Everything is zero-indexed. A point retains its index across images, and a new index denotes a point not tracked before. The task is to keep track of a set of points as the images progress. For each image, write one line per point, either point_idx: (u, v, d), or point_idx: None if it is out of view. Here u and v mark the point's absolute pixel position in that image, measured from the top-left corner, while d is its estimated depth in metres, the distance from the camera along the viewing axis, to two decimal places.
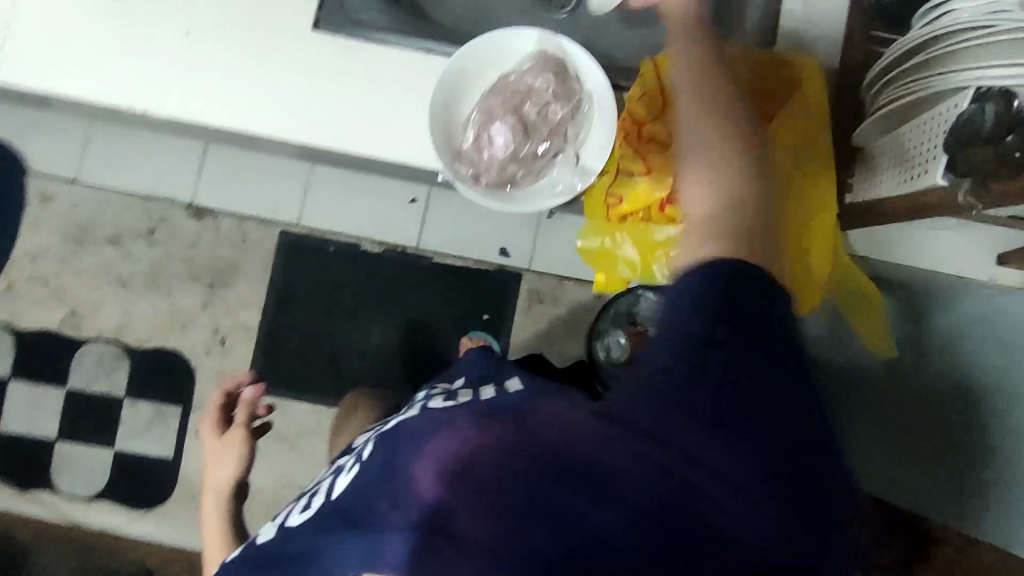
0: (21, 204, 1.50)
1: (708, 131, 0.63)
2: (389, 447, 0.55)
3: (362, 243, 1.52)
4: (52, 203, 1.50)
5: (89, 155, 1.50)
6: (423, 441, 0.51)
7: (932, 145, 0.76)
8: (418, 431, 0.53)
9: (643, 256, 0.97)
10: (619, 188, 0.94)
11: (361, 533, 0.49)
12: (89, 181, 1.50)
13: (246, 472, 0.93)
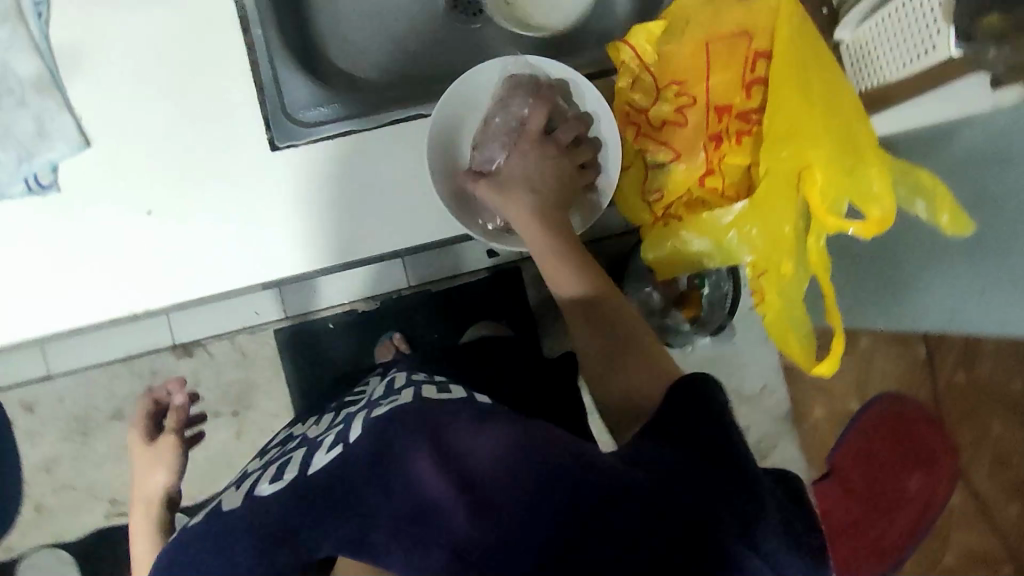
0: (8, 423, 1.42)
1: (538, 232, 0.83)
2: (367, 434, 0.64)
3: (356, 306, 1.47)
4: (38, 408, 1.41)
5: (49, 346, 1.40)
6: (403, 427, 0.62)
7: (930, 28, 0.82)
8: (393, 422, 0.63)
9: (716, 240, 0.93)
10: (654, 181, 0.99)
11: (359, 523, 0.57)
12: (63, 369, 1.41)
13: (173, 482, 1.05)
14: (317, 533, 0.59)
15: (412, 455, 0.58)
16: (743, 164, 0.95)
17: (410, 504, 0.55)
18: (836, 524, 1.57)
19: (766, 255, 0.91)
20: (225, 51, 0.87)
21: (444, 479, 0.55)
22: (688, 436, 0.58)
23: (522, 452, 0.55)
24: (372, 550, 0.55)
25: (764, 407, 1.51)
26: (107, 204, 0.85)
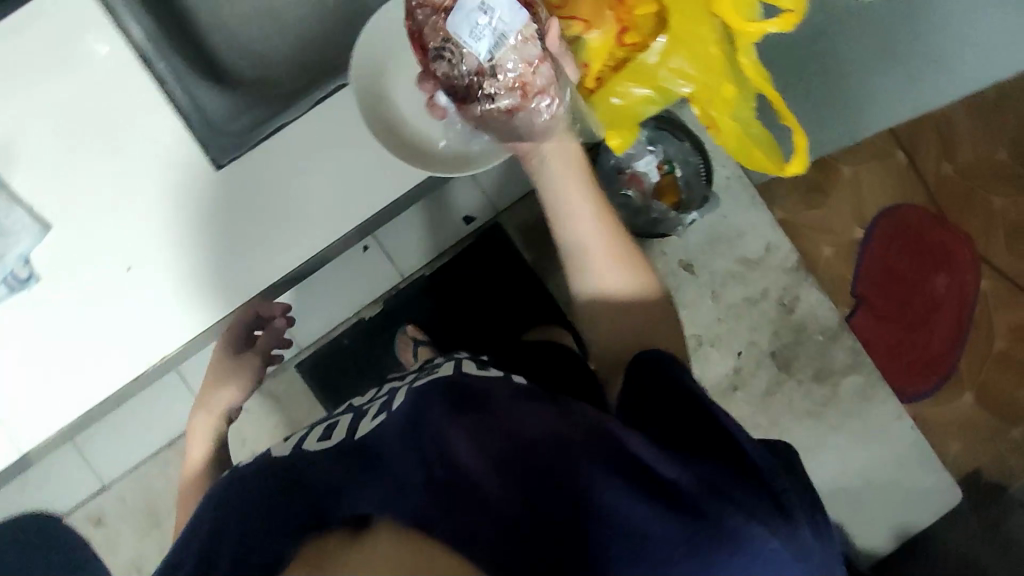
0: (83, 543, 1.45)
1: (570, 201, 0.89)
2: (409, 401, 0.75)
3: (363, 314, 1.50)
4: (106, 515, 1.44)
5: (95, 458, 1.43)
6: (440, 399, 0.73)
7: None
8: (433, 392, 0.75)
9: (650, 84, 0.98)
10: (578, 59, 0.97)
11: (379, 484, 0.65)
12: (114, 477, 1.44)
13: (246, 397, 1.17)
14: (350, 488, 0.66)
15: (449, 422, 0.69)
16: (651, 13, 0.96)
17: (440, 466, 0.64)
18: (883, 349, 1.57)
19: (704, 84, 0.98)
20: (138, 93, 0.86)
21: (476, 447, 0.65)
22: (667, 401, 0.72)
23: (545, 423, 0.68)
24: (403, 502, 0.62)
25: (776, 265, 1.52)
26: (83, 279, 0.86)
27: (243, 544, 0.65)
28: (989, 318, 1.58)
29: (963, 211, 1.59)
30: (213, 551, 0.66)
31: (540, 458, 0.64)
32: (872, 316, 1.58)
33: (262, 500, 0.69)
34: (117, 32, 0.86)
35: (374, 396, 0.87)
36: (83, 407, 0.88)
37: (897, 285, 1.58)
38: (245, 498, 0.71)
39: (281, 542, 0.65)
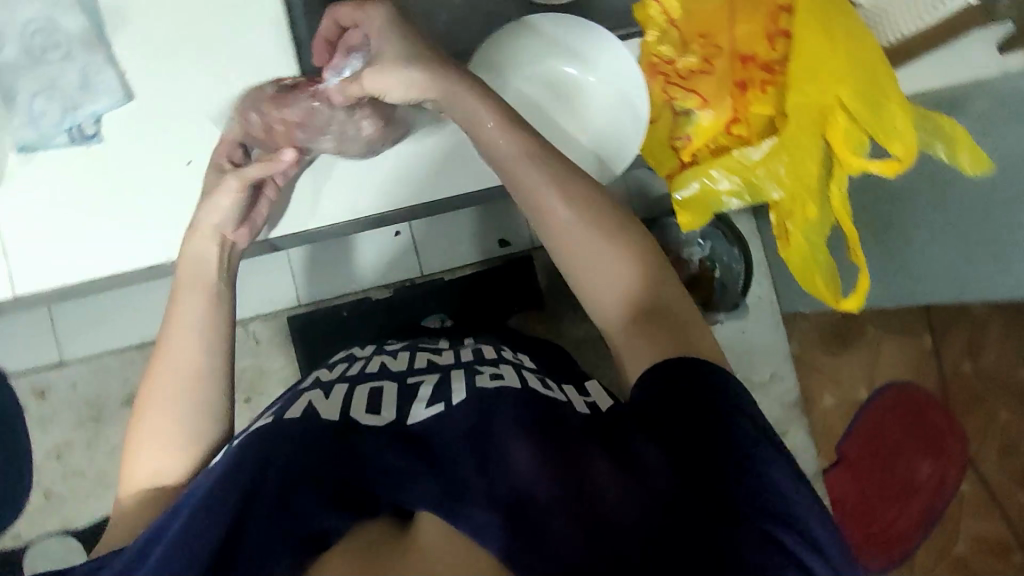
0: (18, 410, 1.24)
1: (543, 203, 0.65)
2: (475, 404, 0.55)
3: (370, 293, 1.27)
4: (49, 394, 1.24)
5: (62, 330, 1.23)
6: (511, 412, 0.54)
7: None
8: (507, 400, 0.55)
9: None
10: (680, 130, 0.73)
11: (436, 474, 0.50)
12: (78, 355, 1.25)
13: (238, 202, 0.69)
14: (400, 475, 0.51)
15: (514, 433, 0.52)
16: (770, 114, 0.69)
17: (505, 489, 0.48)
18: (850, 505, 1.54)
19: (814, 104, 0.62)
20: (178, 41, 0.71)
21: (543, 464, 0.49)
22: (717, 441, 0.50)
23: (613, 458, 0.51)
24: (463, 513, 0.47)
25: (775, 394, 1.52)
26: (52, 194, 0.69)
27: (279, 498, 0.51)
28: (958, 520, 1.55)
29: (969, 409, 1.55)
30: (236, 512, 0.50)
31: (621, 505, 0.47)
32: (851, 472, 1.55)
33: (290, 464, 0.53)
34: None
35: (424, 369, 0.65)
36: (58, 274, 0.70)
37: (878, 441, 1.56)
38: (274, 452, 0.54)
39: (325, 514, 0.50)
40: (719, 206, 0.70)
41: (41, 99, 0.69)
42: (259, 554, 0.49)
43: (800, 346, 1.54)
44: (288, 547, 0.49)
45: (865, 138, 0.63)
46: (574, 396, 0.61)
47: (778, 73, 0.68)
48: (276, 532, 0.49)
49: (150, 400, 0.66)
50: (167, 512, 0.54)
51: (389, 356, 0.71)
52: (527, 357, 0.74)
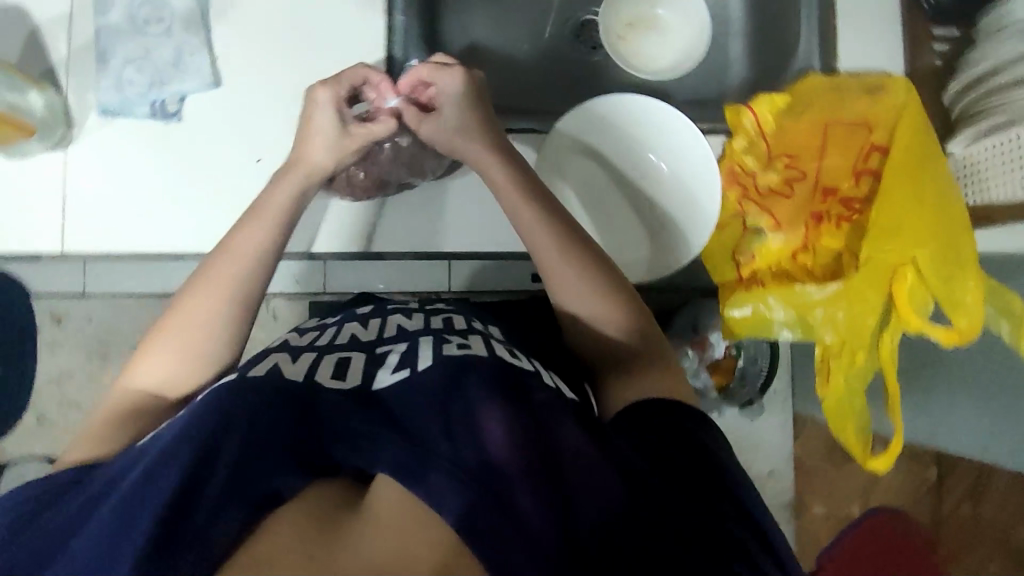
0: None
1: (526, 220, 0.60)
2: (443, 367, 0.45)
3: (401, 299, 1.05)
4: None
5: None
6: (487, 380, 0.44)
7: (1019, 164, 0.62)
8: (480, 371, 0.45)
9: None
10: (746, 246, 0.71)
11: (397, 430, 0.39)
12: None
13: (334, 140, 0.63)
14: (364, 436, 0.39)
15: (495, 402, 0.42)
16: (838, 251, 0.68)
17: (475, 456, 0.38)
18: None
19: (889, 258, 0.61)
20: (282, 45, 0.72)
21: (530, 446, 0.39)
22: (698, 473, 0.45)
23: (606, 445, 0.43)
24: (422, 472, 0.36)
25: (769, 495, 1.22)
26: (126, 154, 0.70)
27: (230, 458, 0.39)
28: None
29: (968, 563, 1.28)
30: (187, 470, 0.38)
31: (610, 497, 0.38)
32: None
33: (244, 419, 0.41)
34: None
35: (393, 337, 0.53)
36: (111, 232, 0.70)
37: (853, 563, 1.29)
38: (226, 405, 0.41)
39: (280, 471, 0.38)
40: (767, 335, 0.65)
41: (132, 68, 0.70)
42: (199, 518, 0.37)
43: (800, 450, 1.23)
44: (240, 503, 0.37)
45: (930, 299, 0.61)
46: (541, 367, 0.52)
47: (856, 211, 0.67)
48: (223, 498, 0.37)
49: (189, 304, 0.55)
50: (132, 460, 0.42)
51: (355, 322, 0.58)
52: (499, 330, 0.62)
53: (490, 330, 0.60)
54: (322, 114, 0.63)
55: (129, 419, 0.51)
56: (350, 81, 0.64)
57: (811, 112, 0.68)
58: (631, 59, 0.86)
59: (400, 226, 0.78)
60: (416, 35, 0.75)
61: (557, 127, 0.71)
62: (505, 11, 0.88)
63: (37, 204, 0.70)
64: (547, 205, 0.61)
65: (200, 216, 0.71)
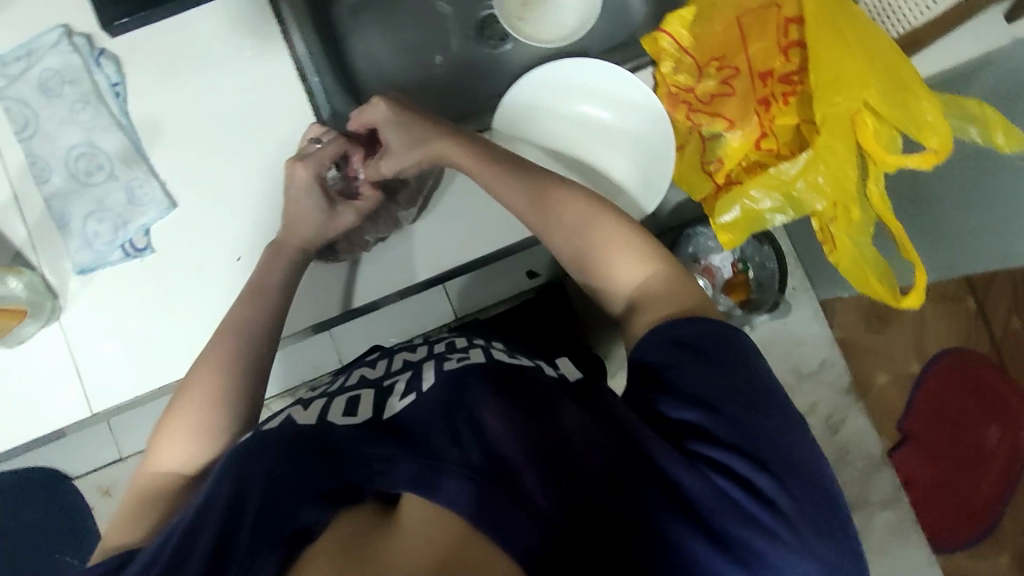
0: (86, 510, 1.23)
1: (499, 184, 0.65)
2: (442, 384, 0.52)
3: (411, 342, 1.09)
4: (114, 489, 1.21)
5: (118, 429, 1.20)
6: (482, 386, 0.51)
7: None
8: (475, 378, 0.52)
9: None
10: (711, 154, 0.74)
11: (415, 449, 0.45)
12: (136, 451, 1.20)
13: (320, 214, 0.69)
14: (382, 460, 0.45)
15: (488, 401, 0.49)
16: (796, 125, 0.70)
17: (475, 453, 0.44)
18: (924, 482, 1.26)
19: (842, 110, 0.63)
20: (216, 146, 0.74)
21: (519, 432, 0.46)
22: (677, 392, 0.50)
23: (584, 411, 0.49)
24: (434, 482, 0.43)
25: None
26: (113, 302, 0.72)
27: (264, 501, 0.46)
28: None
29: None
30: (218, 529, 0.45)
31: (587, 454, 0.45)
32: (920, 449, 1.26)
33: (276, 466, 0.47)
34: (277, 38, 0.76)
35: (398, 369, 0.60)
36: (128, 377, 0.72)
37: (942, 415, 1.23)
38: (258, 458, 0.48)
39: (307, 508, 0.47)
40: (764, 224, 0.67)
41: (93, 221, 0.72)
42: (248, 554, 0.45)
43: (840, 331, 1.30)
44: (269, 551, 0.46)
45: (896, 133, 0.63)
46: (538, 361, 0.60)
47: (798, 83, 0.69)
48: (256, 539, 0.45)
49: (190, 390, 0.60)
50: (177, 526, 0.47)
51: (366, 367, 0.65)
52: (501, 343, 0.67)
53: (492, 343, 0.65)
54: (297, 193, 0.69)
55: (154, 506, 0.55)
56: (330, 155, 0.70)
57: (717, 18, 0.71)
58: (538, 35, 0.89)
59: (373, 274, 0.74)
60: (337, 92, 0.77)
61: (526, 82, 0.73)
62: (408, 40, 0.91)
63: (54, 381, 0.71)
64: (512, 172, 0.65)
65: (203, 330, 0.72)
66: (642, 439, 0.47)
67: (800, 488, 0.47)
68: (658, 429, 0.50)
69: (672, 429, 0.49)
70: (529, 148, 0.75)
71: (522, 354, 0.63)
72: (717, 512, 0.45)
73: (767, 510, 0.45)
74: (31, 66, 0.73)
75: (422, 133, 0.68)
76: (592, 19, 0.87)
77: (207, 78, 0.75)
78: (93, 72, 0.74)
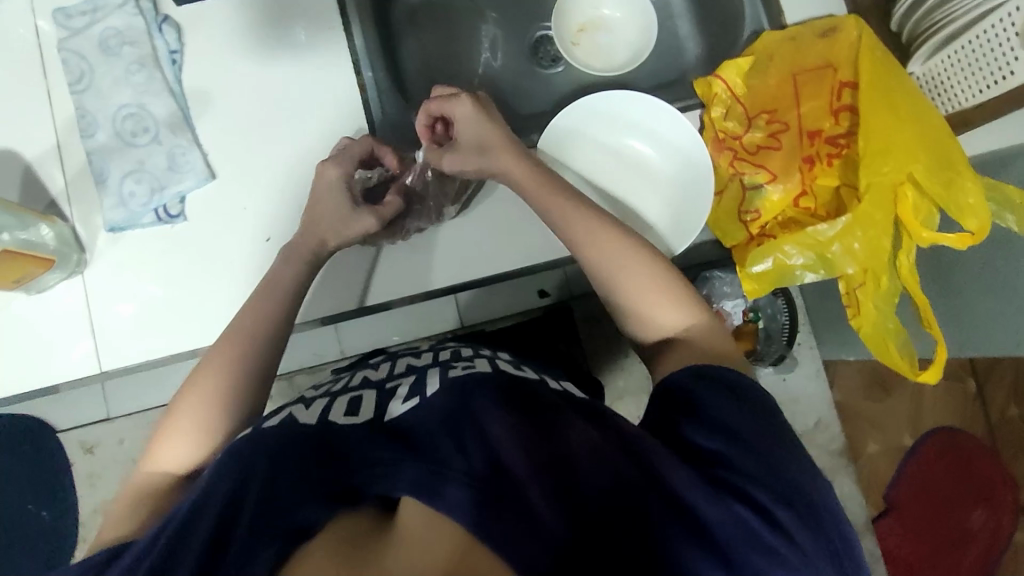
0: (67, 465, 1.22)
1: (541, 193, 0.66)
2: (449, 392, 0.50)
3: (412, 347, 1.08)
4: (98, 449, 1.20)
5: (113, 390, 1.19)
6: (489, 398, 0.48)
7: (980, 66, 0.65)
8: (482, 390, 0.49)
9: None
10: (749, 204, 0.75)
11: (420, 456, 0.43)
12: (126, 414, 1.20)
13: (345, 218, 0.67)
14: (386, 464, 0.43)
15: (496, 415, 0.46)
16: (836, 187, 0.72)
17: (484, 465, 0.42)
18: (900, 556, 1.24)
19: (888, 180, 0.64)
20: (262, 125, 0.75)
21: (527, 445, 0.44)
22: (698, 423, 0.50)
23: (593, 431, 0.48)
24: (440, 490, 0.41)
25: (821, 444, 1.25)
26: (138, 265, 0.72)
27: (264, 494, 0.43)
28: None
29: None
30: (215, 522, 0.42)
31: (596, 477, 0.43)
32: (901, 525, 1.24)
33: (275, 461, 0.45)
34: (338, 28, 0.77)
35: (402, 372, 0.57)
36: (141, 341, 0.72)
37: (926, 492, 1.24)
38: (257, 452, 0.46)
39: (307, 506, 0.43)
40: (794, 280, 0.68)
41: (130, 181, 0.72)
42: (242, 553, 0.40)
43: (839, 394, 1.25)
44: (271, 543, 0.41)
45: (934, 209, 0.64)
46: (547, 377, 0.58)
47: (844, 146, 0.71)
48: (256, 529, 0.41)
49: (205, 377, 0.60)
50: (176, 514, 0.45)
51: (368, 369, 0.61)
52: (505, 354, 0.66)
53: (497, 354, 0.63)
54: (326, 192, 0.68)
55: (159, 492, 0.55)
56: (359, 153, 0.70)
57: (774, 73, 0.73)
58: (589, 63, 0.90)
59: (396, 274, 0.75)
60: (388, 90, 0.78)
61: (591, 97, 0.74)
62: (462, 49, 0.93)
63: (67, 333, 0.71)
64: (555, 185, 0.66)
65: (221, 304, 0.72)
66: (660, 470, 0.45)
67: (816, 534, 0.46)
68: (680, 455, 0.49)
69: (698, 458, 0.49)
70: (576, 165, 0.76)
71: (528, 367, 0.61)
72: (737, 542, 0.44)
73: (788, 547, 0.44)
74: (95, 23, 0.75)
75: (481, 130, 0.68)
76: (645, 54, 0.88)
77: (263, 58, 0.76)
78: (154, 37, 0.75)
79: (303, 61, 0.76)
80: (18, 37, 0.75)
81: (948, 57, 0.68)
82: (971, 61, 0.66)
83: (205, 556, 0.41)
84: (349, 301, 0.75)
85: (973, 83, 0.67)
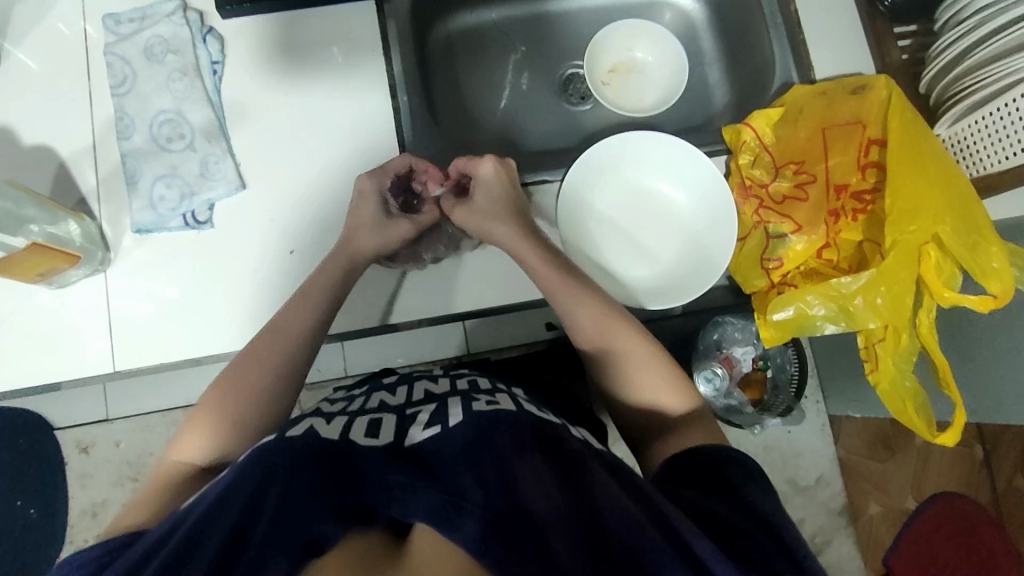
0: (61, 464, 1.20)
1: (534, 264, 0.67)
2: (470, 422, 0.50)
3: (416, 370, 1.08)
4: (93, 449, 1.19)
5: (114, 390, 1.19)
6: (508, 434, 0.48)
7: (1008, 132, 0.65)
8: (506, 423, 0.50)
9: None
10: (773, 252, 0.75)
11: (439, 484, 0.42)
12: (125, 415, 1.19)
13: (377, 222, 0.71)
14: (401, 489, 0.42)
15: (516, 452, 0.46)
16: (859, 242, 0.73)
17: (501, 500, 0.41)
18: None
19: (917, 238, 0.64)
20: (294, 140, 0.76)
21: (549, 489, 0.44)
22: (716, 491, 0.50)
23: (613, 479, 0.47)
24: (455, 521, 0.40)
25: (821, 500, 1.23)
26: (161, 265, 0.73)
27: (280, 505, 0.42)
28: None
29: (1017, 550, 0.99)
30: (230, 527, 0.42)
31: (615, 529, 0.42)
32: None
33: (295, 469, 0.44)
34: (377, 52, 0.79)
35: (421, 400, 0.56)
36: (156, 342, 0.72)
37: (931, 564, 1.10)
38: (277, 457, 0.46)
39: (324, 519, 0.42)
40: (813, 330, 0.68)
41: (161, 185, 0.73)
42: (254, 561, 0.40)
43: (842, 450, 1.23)
44: (286, 553, 0.40)
45: (957, 271, 0.64)
46: (565, 420, 0.58)
47: (869, 202, 0.72)
48: (271, 540, 0.41)
49: (243, 373, 0.61)
50: (192, 515, 0.45)
51: (384, 391, 0.61)
52: (522, 391, 0.65)
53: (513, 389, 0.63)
54: (360, 195, 0.71)
55: (162, 487, 0.54)
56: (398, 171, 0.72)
57: (803, 127, 0.75)
58: (618, 102, 0.92)
59: (416, 295, 0.75)
60: (420, 114, 0.79)
61: (633, 133, 0.75)
62: (494, 79, 0.94)
63: (84, 329, 0.72)
64: (550, 256, 0.68)
65: (237, 313, 0.73)
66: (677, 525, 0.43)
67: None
68: (702, 522, 0.47)
69: (718, 523, 0.47)
70: (591, 225, 0.78)
71: (547, 407, 0.61)
72: None
73: None
74: (143, 30, 0.76)
75: (489, 192, 0.71)
76: (674, 98, 0.90)
77: (301, 76, 0.78)
78: (198, 47, 0.77)
79: (340, 81, 0.78)
80: (66, 39, 0.77)
81: (975, 122, 0.69)
82: (998, 127, 0.67)
83: (218, 559, 0.40)
84: (363, 319, 0.75)
85: (999, 149, 0.68)
